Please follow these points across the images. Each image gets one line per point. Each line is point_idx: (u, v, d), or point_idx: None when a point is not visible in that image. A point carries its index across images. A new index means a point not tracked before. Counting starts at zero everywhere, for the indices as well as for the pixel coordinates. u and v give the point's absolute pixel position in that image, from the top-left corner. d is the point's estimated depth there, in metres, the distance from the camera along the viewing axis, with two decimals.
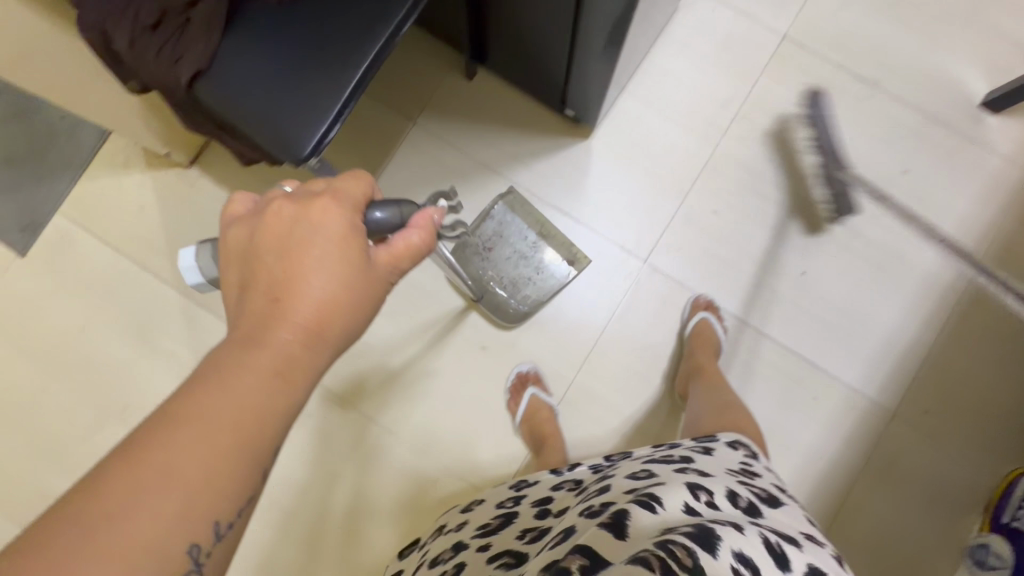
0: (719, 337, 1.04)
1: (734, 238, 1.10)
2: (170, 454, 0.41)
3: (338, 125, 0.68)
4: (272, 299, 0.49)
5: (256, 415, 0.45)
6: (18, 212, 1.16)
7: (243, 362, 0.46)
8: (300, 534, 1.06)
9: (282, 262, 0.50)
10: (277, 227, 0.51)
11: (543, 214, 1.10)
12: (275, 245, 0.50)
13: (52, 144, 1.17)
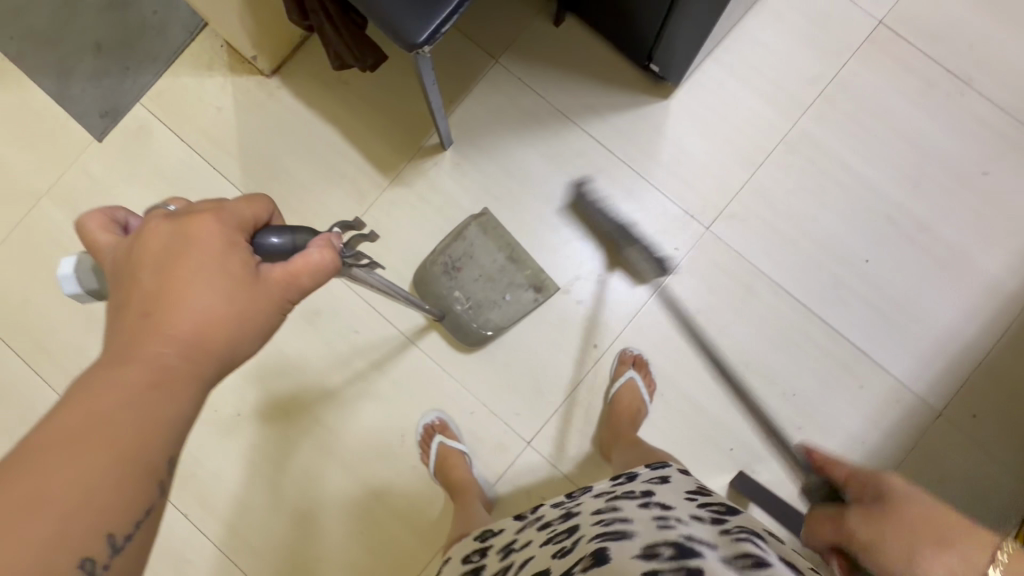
0: (645, 403, 1.04)
1: (801, 217, 1.09)
2: (34, 479, 0.38)
3: (452, 20, 0.68)
4: (151, 314, 0.47)
5: (135, 428, 0.42)
6: (102, 98, 1.19)
7: (118, 375, 0.44)
8: (334, 446, 1.10)
9: (160, 281, 0.48)
10: (147, 248, 0.50)
11: (514, 239, 1.11)
12: (152, 266, 0.49)
13: (142, 36, 1.20)
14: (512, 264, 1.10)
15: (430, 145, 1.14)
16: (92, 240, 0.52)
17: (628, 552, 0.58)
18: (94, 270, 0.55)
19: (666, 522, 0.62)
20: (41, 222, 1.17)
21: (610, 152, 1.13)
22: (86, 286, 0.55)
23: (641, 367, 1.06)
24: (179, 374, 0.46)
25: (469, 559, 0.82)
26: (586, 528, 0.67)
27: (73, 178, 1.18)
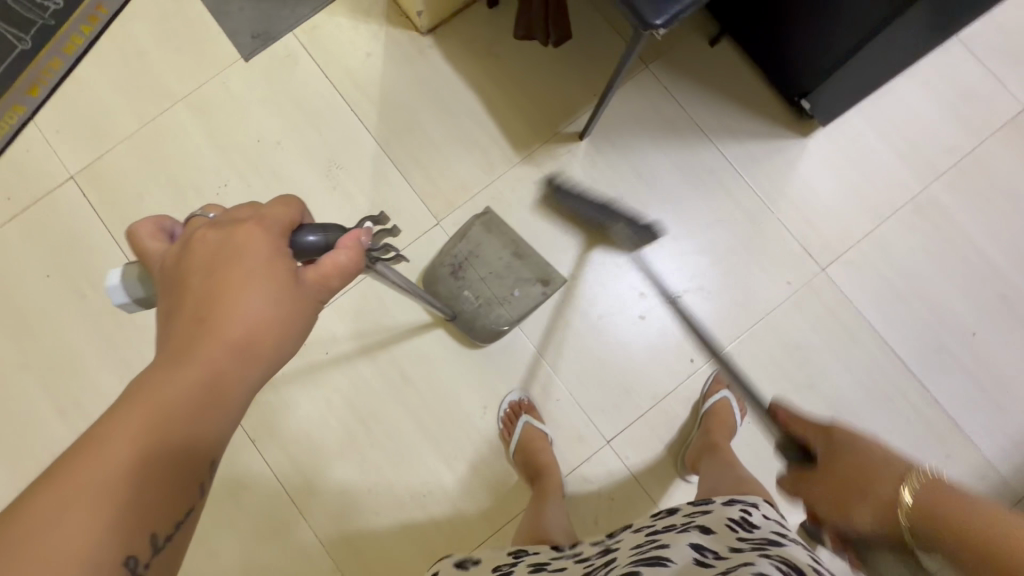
0: (735, 422, 1.04)
1: (916, 278, 1.10)
2: (90, 470, 0.39)
3: (690, 10, 0.69)
4: (200, 316, 0.48)
5: (185, 425, 0.43)
6: (256, 20, 1.21)
7: (167, 373, 0.44)
8: (411, 405, 1.10)
9: (210, 282, 0.49)
10: (194, 252, 0.51)
11: (517, 235, 1.11)
12: (201, 270, 0.50)
13: None
14: (519, 262, 1.10)
15: (567, 133, 1.16)
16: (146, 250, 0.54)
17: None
18: (140, 279, 0.56)
19: (704, 557, 0.58)
20: (172, 125, 1.18)
21: (740, 176, 1.14)
22: (133, 295, 0.56)
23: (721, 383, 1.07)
24: (223, 373, 0.46)
25: (499, 566, 0.77)
26: (622, 556, 0.66)
27: (211, 89, 1.19)
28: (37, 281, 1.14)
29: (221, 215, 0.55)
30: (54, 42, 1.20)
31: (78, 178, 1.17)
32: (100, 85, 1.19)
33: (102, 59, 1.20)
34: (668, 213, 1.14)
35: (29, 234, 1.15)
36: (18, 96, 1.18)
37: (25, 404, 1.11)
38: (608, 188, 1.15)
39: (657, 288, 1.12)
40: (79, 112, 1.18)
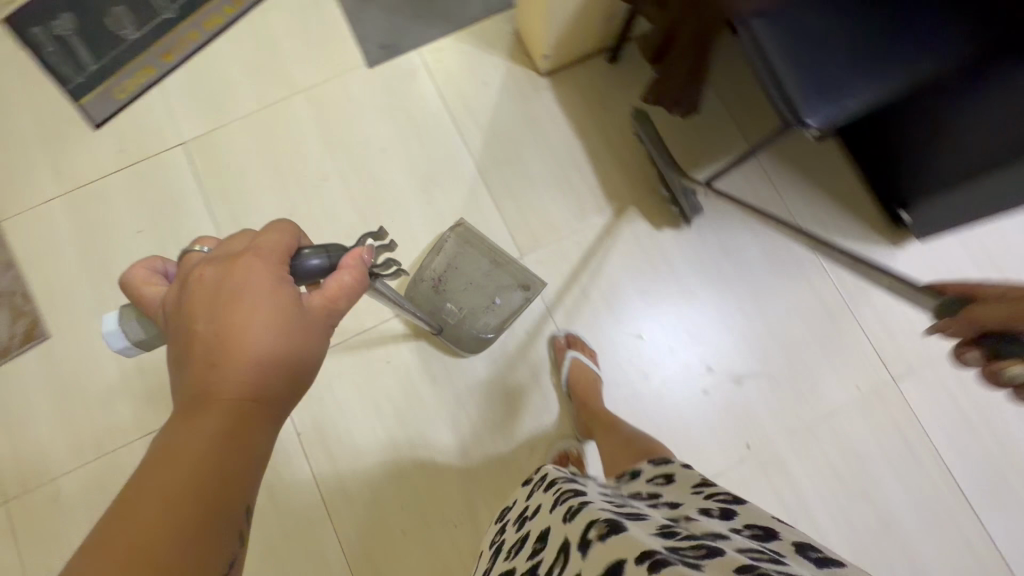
0: (597, 374, 1.08)
1: (990, 409, 1.08)
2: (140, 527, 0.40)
3: (838, 118, 0.71)
4: (212, 362, 0.47)
5: (216, 467, 0.44)
6: (386, 32, 1.26)
7: (190, 426, 0.45)
8: (459, 429, 1.10)
9: (217, 324, 0.48)
10: (192, 294, 0.50)
11: (495, 245, 1.12)
12: (207, 313, 0.49)
13: None
14: (493, 268, 1.12)
15: (662, 195, 1.18)
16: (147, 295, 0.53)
17: (646, 531, 0.54)
18: (140, 321, 0.55)
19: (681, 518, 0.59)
20: (287, 113, 1.23)
21: (825, 272, 1.14)
22: (133, 335, 0.55)
23: (582, 347, 1.10)
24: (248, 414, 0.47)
25: (492, 541, 0.78)
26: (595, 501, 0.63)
27: (331, 88, 1.24)
28: (129, 235, 1.18)
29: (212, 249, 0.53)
30: (196, 16, 1.27)
31: (189, 145, 1.22)
32: (228, 63, 1.25)
33: (236, 40, 1.26)
34: (747, 294, 1.14)
35: (131, 188, 1.20)
36: (153, 59, 1.25)
37: (88, 350, 1.13)
38: (692, 257, 1.16)
39: (725, 365, 1.11)
40: (204, 84, 1.24)
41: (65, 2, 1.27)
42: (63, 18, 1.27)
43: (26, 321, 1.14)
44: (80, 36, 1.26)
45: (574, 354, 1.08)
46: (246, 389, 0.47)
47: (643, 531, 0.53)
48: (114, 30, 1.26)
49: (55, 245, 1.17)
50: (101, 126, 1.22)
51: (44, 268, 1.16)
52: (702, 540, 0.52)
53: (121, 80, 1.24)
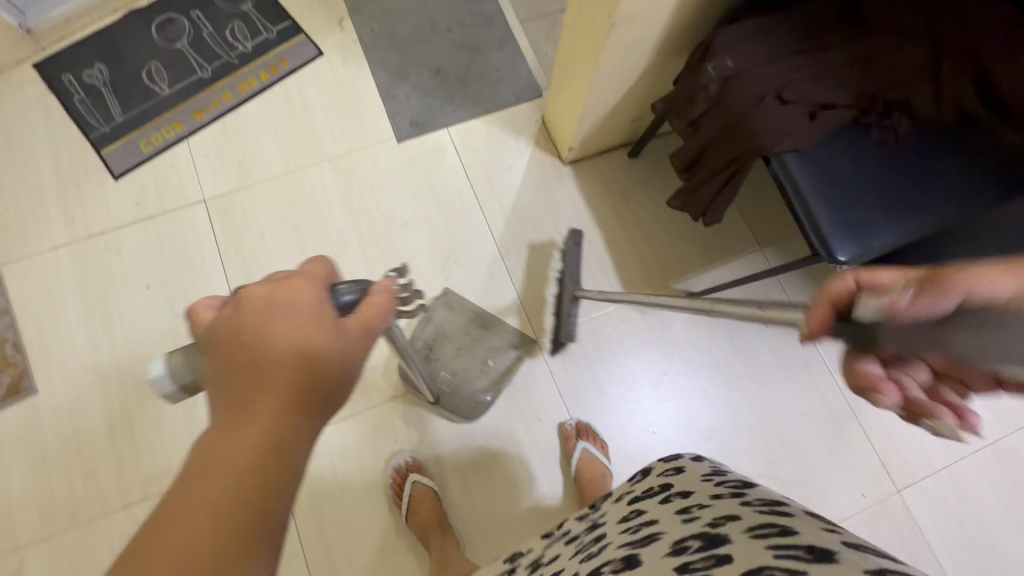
0: (606, 465, 1.05)
1: (991, 526, 1.09)
2: None
3: (868, 255, 0.76)
4: (237, 409, 0.40)
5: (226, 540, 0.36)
6: (418, 111, 1.30)
7: (194, 490, 0.37)
8: (463, 517, 1.06)
9: (244, 365, 0.41)
10: (214, 331, 0.43)
11: (479, 307, 1.16)
12: (232, 351, 0.42)
13: (476, 82, 1.33)
14: (482, 331, 1.14)
15: (677, 289, 1.21)
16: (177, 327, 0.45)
17: (661, 551, 0.51)
18: (186, 361, 0.44)
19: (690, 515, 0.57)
20: (312, 179, 1.24)
21: (832, 376, 1.17)
22: (178, 379, 0.44)
23: (589, 435, 1.08)
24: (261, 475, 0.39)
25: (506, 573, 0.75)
26: (614, 536, 0.62)
27: (359, 158, 1.26)
28: (136, 289, 1.15)
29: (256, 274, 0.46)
30: (231, 78, 1.30)
31: (209, 203, 1.21)
32: (258, 125, 1.27)
33: (269, 104, 1.29)
34: (757, 393, 1.15)
35: (145, 241, 1.18)
36: (183, 115, 1.26)
37: (78, 409, 1.07)
38: (704, 353, 1.18)
39: (734, 465, 1.11)
40: (231, 144, 1.25)
41: (100, 54, 1.29)
42: (96, 68, 1.28)
43: (13, 372, 1.09)
44: (110, 86, 1.27)
45: (584, 445, 1.06)
46: (264, 439, 0.39)
47: (658, 554, 0.51)
48: (146, 84, 1.28)
49: (57, 294, 1.13)
50: (121, 177, 1.21)
51: (42, 317, 1.12)
52: (713, 538, 0.49)
53: (148, 133, 1.24)
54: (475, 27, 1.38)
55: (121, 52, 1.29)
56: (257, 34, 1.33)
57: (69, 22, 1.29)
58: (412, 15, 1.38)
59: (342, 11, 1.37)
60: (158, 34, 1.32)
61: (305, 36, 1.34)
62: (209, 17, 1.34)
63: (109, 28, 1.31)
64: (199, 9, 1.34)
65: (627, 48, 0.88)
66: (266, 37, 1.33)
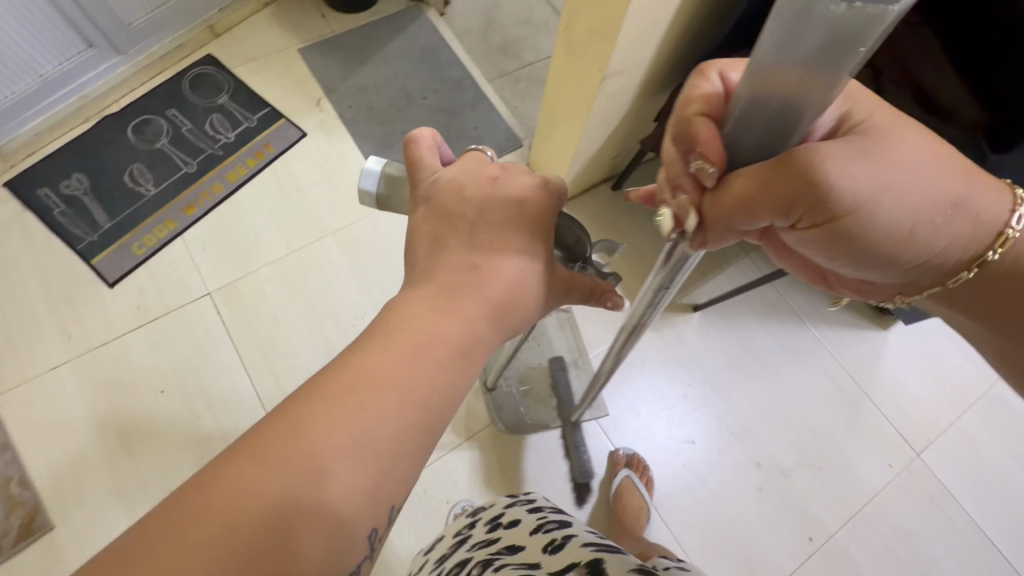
0: (645, 493, 1.08)
1: (1001, 470, 1.19)
2: (361, 427, 0.40)
3: None
4: (465, 284, 0.48)
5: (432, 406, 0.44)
6: None
7: (418, 341, 0.45)
8: None
9: (473, 248, 0.49)
10: (455, 198, 0.49)
11: (583, 344, 1.23)
12: (461, 228, 0.49)
13: (459, 142, 1.41)
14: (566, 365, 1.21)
15: (684, 303, 1.28)
16: (418, 158, 0.50)
17: (624, 568, 0.56)
18: (395, 180, 0.52)
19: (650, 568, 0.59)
20: (318, 255, 1.25)
21: (835, 359, 1.26)
22: (378, 186, 0.52)
23: (636, 466, 1.11)
24: (463, 347, 0.47)
25: (459, 531, 0.74)
26: (580, 533, 0.64)
27: (360, 229, 1.29)
28: (150, 396, 1.10)
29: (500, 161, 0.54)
30: (218, 170, 1.30)
31: (215, 295, 1.19)
32: (253, 211, 1.27)
33: (261, 189, 1.30)
34: (775, 385, 1.23)
35: (152, 345, 1.14)
36: (175, 211, 1.25)
37: (103, 536, 1.00)
38: (721, 358, 1.25)
39: (771, 459, 1.17)
40: (228, 233, 1.25)
41: (78, 164, 1.27)
42: (74, 177, 1.25)
43: (23, 512, 1.00)
44: (92, 194, 1.25)
45: (627, 473, 1.09)
46: (477, 317, 0.47)
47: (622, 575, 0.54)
48: (130, 187, 1.26)
49: (63, 417, 1.07)
50: (116, 284, 1.17)
51: (51, 444, 1.05)
52: None
53: (139, 235, 1.22)
54: (448, 93, 1.47)
55: (99, 158, 1.28)
56: (237, 124, 1.36)
57: (39, 136, 1.28)
58: (385, 87, 1.46)
59: (319, 92, 1.43)
60: (134, 136, 1.32)
61: (287, 120, 1.38)
62: (186, 114, 1.36)
63: (82, 137, 1.30)
64: (174, 107, 1.36)
65: (613, 96, 0.99)
66: (247, 126, 1.36)
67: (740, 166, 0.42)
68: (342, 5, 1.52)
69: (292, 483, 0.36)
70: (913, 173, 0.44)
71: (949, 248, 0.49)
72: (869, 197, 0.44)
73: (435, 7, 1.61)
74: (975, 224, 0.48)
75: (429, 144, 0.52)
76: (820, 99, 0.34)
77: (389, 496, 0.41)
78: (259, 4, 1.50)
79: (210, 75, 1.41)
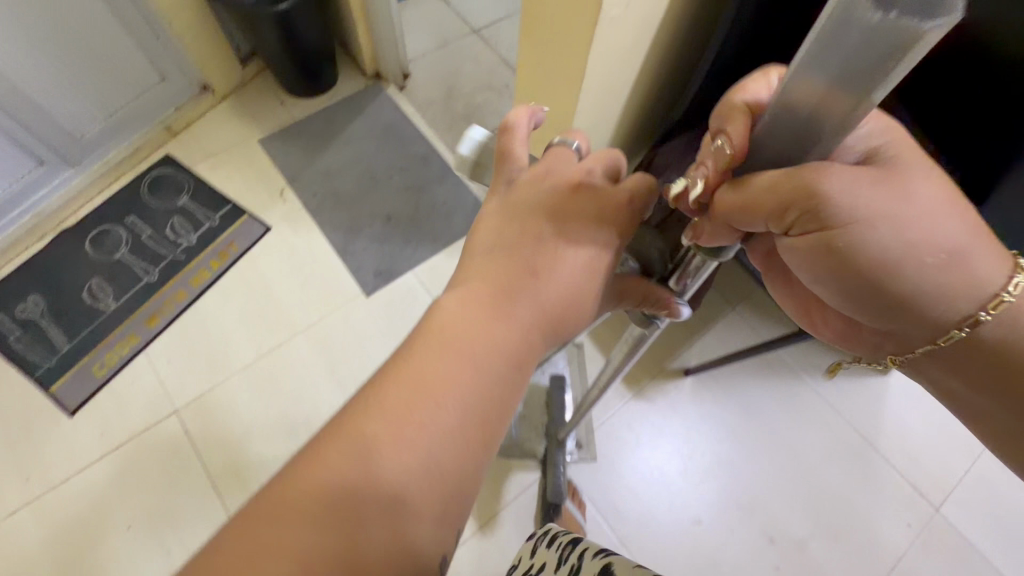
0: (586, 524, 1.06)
1: None
2: (416, 442, 0.39)
3: None
4: (517, 288, 0.47)
5: (484, 416, 0.43)
6: (378, 260, 1.31)
7: (472, 347, 0.43)
8: None
9: (537, 256, 0.48)
10: (536, 197, 0.49)
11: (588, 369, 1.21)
12: (528, 232, 0.49)
13: (428, 218, 1.38)
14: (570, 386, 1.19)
15: (674, 368, 1.23)
16: (510, 152, 0.51)
17: None
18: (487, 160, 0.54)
19: None
20: (289, 356, 1.20)
21: (841, 414, 1.20)
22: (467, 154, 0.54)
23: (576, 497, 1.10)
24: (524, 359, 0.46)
25: None
26: None
27: (331, 323, 1.24)
28: (117, 533, 1.03)
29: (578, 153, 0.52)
30: (181, 275, 1.26)
31: (182, 412, 1.13)
32: (219, 315, 1.23)
33: (226, 292, 1.25)
34: (784, 453, 1.17)
35: (119, 474, 1.07)
36: (137, 325, 1.20)
37: None
38: (720, 426, 1.19)
39: (784, 532, 1.10)
40: (194, 341, 1.19)
41: (35, 285, 1.22)
42: (31, 300, 1.21)
43: None
44: (51, 316, 1.20)
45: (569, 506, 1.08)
46: (530, 323, 0.46)
47: None
48: (90, 304, 1.21)
49: (25, 567, 1.00)
50: (76, 411, 1.11)
51: None
52: None
53: (100, 355, 1.16)
54: (414, 169, 1.44)
55: (57, 277, 1.24)
56: (199, 225, 1.32)
57: None
58: (349, 170, 1.43)
59: (281, 183, 1.40)
60: (93, 249, 1.28)
61: (249, 215, 1.34)
62: (145, 219, 1.32)
63: (39, 255, 1.26)
64: (133, 214, 1.32)
65: None
66: (209, 225, 1.32)
67: (761, 164, 0.37)
68: (299, 91, 1.51)
69: (365, 476, 0.38)
70: (919, 213, 0.39)
71: (933, 296, 0.43)
72: (865, 217, 0.38)
73: (395, 83, 1.61)
74: (976, 288, 0.42)
75: (524, 135, 0.51)
76: (842, 117, 0.30)
77: (453, 513, 0.41)
78: (217, 98, 1.49)
79: (169, 176, 1.38)
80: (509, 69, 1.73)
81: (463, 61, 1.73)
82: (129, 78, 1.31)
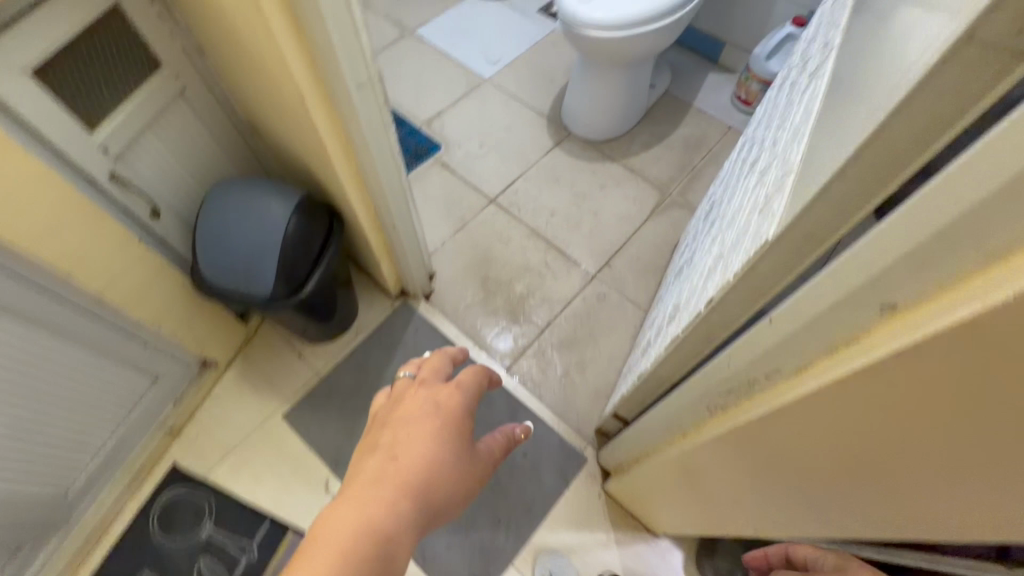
0: None
1: None
2: (342, 542, 0.49)
3: None
4: (408, 434, 0.63)
5: (396, 517, 0.53)
6: (470, 559, 1.07)
7: (382, 473, 0.58)
8: None
9: (397, 445, 0.62)
10: (407, 411, 0.68)
11: None
12: (386, 431, 0.65)
13: (514, 482, 1.15)
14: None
15: None
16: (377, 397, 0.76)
17: None
18: None
19: None
20: None
21: None
22: None
23: None
24: (425, 491, 0.58)
25: None
26: None
27: None
28: None
29: (420, 377, 0.76)
30: None
31: None
32: None
33: None
34: None
35: None
36: None
37: None
38: None
39: None
40: None
41: None
42: None
43: None
44: None
45: None
46: (426, 457, 0.61)
47: None
48: None
49: None
50: None
51: None
52: None
53: None
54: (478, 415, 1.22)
55: None
56: (235, 564, 1.05)
57: None
58: None
59: (325, 472, 1.14)
60: None
61: (296, 532, 1.08)
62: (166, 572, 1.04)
63: None
64: (148, 567, 1.04)
65: None
66: (249, 560, 1.05)
67: None
68: (314, 338, 1.23)
69: (348, 534, 0.50)
70: None
71: None
72: None
73: (424, 294, 1.38)
74: None
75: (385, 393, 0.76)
76: None
77: None
78: (221, 368, 1.22)
79: (183, 495, 1.10)
80: (543, 241, 1.52)
81: (490, 241, 1.52)
82: (120, 403, 1.03)
